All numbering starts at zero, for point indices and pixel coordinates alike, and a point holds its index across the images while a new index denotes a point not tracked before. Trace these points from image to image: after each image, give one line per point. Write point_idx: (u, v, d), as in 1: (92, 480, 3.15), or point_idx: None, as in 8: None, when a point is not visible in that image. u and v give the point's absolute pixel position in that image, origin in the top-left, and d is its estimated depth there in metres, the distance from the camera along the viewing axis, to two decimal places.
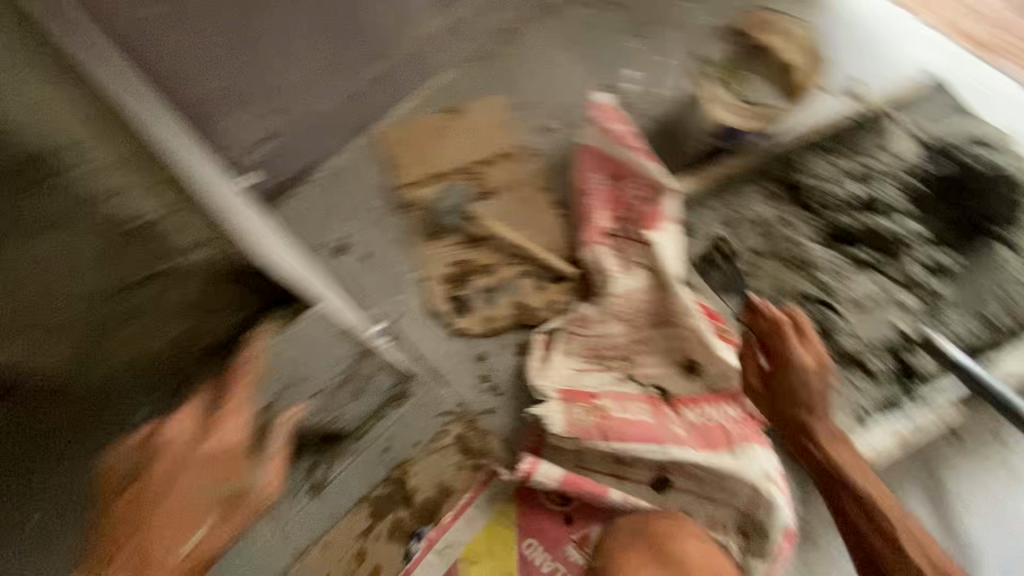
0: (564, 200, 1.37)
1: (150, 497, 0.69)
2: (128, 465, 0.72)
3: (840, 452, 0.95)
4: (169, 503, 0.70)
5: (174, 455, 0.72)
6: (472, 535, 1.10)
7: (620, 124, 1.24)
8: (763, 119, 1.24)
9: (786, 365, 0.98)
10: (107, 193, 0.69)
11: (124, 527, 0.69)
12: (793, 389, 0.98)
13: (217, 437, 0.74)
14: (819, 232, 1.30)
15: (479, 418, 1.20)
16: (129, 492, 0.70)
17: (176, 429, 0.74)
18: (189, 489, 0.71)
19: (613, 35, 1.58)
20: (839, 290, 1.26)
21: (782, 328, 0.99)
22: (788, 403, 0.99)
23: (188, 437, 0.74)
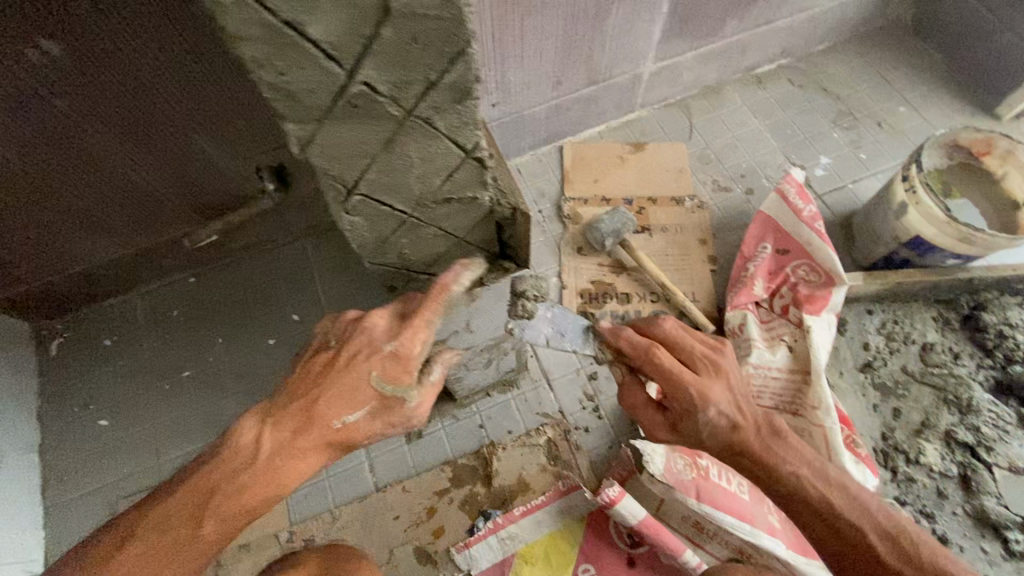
0: (717, 258, 1.39)
1: (330, 372, 0.68)
2: (327, 335, 0.72)
3: (787, 456, 0.81)
4: (345, 386, 0.68)
5: (361, 344, 0.69)
6: (534, 538, 1.10)
7: (807, 203, 1.22)
8: (961, 243, 1.13)
9: (699, 416, 0.76)
10: (407, 36, 0.45)
11: (303, 386, 0.69)
12: (709, 436, 0.78)
13: (399, 342, 0.68)
14: (988, 376, 1.21)
15: (573, 432, 1.21)
16: (319, 357, 0.70)
17: (372, 322, 0.69)
18: (361, 380, 0.68)
19: (813, 119, 1.58)
20: (997, 446, 1.14)
21: (648, 350, 0.78)
22: (710, 448, 0.79)
23: (377, 330, 0.69)
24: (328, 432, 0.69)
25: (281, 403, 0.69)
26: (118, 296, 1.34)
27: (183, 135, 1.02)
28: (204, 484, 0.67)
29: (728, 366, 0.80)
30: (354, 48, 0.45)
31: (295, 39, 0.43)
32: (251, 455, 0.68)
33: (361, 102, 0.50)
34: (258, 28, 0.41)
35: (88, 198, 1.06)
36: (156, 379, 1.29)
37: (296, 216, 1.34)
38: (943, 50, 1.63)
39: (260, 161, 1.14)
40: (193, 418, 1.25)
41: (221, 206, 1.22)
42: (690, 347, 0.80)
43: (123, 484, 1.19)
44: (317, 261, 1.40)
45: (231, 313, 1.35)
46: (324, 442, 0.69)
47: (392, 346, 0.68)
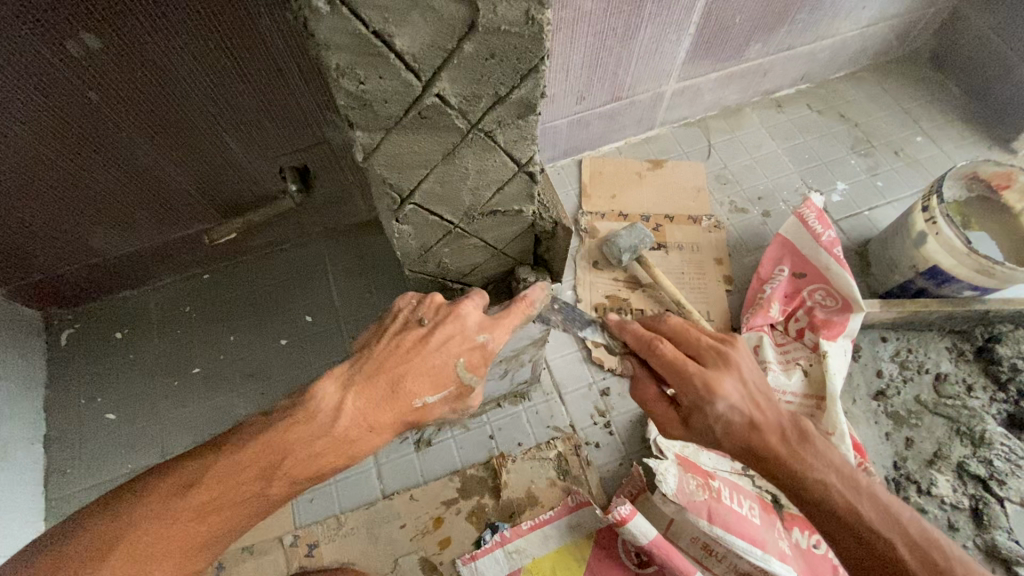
0: (733, 278, 1.40)
1: (419, 351, 0.70)
2: (415, 311, 0.73)
3: (812, 457, 0.76)
4: (433, 369, 0.71)
5: (454, 329, 0.72)
6: (541, 554, 1.09)
7: (826, 229, 1.23)
8: (980, 275, 1.13)
9: (706, 407, 0.73)
10: (486, 55, 0.47)
11: (387, 359, 0.70)
12: (720, 429, 0.74)
13: (491, 335, 0.73)
14: (1001, 409, 1.21)
15: (584, 447, 1.20)
16: (407, 334, 0.71)
17: (468, 310, 0.73)
18: (449, 365, 0.72)
19: (830, 145, 1.59)
20: (1010, 480, 1.13)
21: (653, 341, 0.77)
22: (721, 443, 0.75)
23: (470, 318, 0.73)
24: (404, 410, 0.70)
25: (363, 372, 0.69)
26: (131, 289, 1.34)
27: (213, 134, 1.03)
28: (253, 456, 0.65)
29: (743, 361, 0.77)
30: (435, 60, 0.46)
31: (381, 49, 0.44)
32: (327, 422, 0.67)
33: (432, 113, 0.50)
34: (350, 37, 0.42)
35: (113, 191, 1.07)
36: (165, 374, 1.28)
37: (315, 218, 1.35)
38: (960, 83, 1.65)
39: (283, 162, 1.15)
40: (201, 415, 1.24)
41: (243, 204, 1.22)
42: (702, 343, 0.78)
43: (127, 479, 1.18)
44: (333, 264, 1.40)
45: (245, 311, 1.34)
46: (398, 421, 0.71)
47: (483, 338, 0.73)
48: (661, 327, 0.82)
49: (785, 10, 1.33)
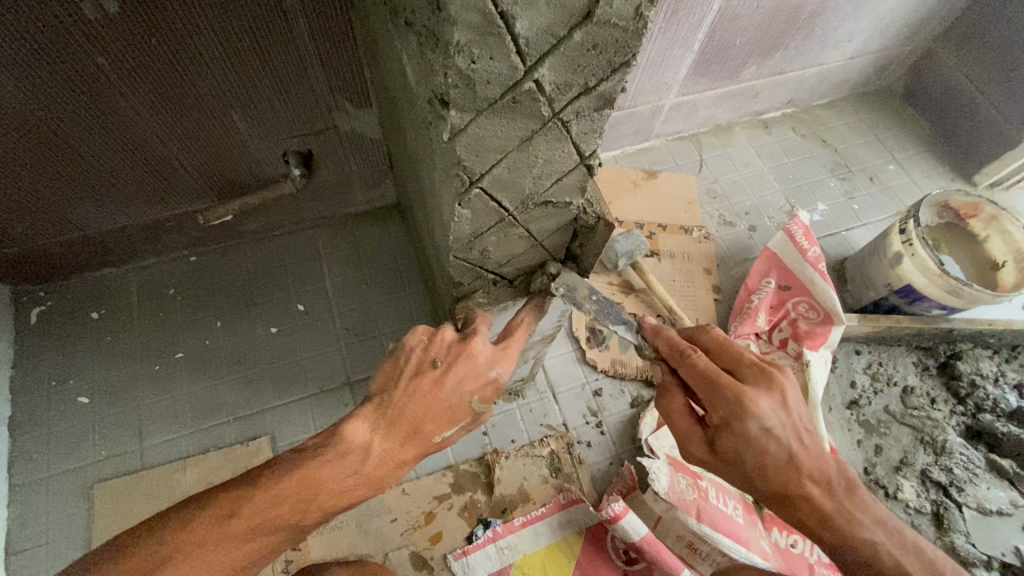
0: (720, 288, 1.45)
1: (438, 394, 0.71)
2: (428, 352, 0.72)
3: (853, 510, 0.76)
4: (454, 405, 0.72)
5: (469, 368, 0.72)
6: (533, 550, 1.10)
7: (813, 245, 1.29)
8: (951, 295, 1.21)
9: (737, 427, 0.72)
10: (588, 47, 0.37)
11: (406, 403, 0.70)
12: (751, 454, 0.73)
13: (503, 368, 0.75)
14: (959, 422, 1.30)
15: (576, 445, 1.22)
16: (424, 377, 0.71)
17: (483, 350, 0.74)
18: (468, 402, 0.73)
19: (812, 168, 1.68)
20: (967, 487, 1.22)
21: (688, 352, 0.78)
22: (752, 470, 0.74)
23: (480, 356, 0.73)
24: (425, 447, 0.72)
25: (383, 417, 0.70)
26: (112, 267, 1.28)
27: (221, 111, 1.00)
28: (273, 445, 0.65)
29: (786, 388, 0.76)
30: (544, 46, 0.36)
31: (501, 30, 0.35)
32: (359, 458, 0.68)
33: (528, 103, 0.40)
34: (477, 14, 0.33)
35: (105, 162, 1.01)
36: (146, 358, 1.22)
37: (311, 204, 1.32)
38: (929, 118, 1.78)
39: (289, 145, 1.14)
40: (183, 403, 1.19)
41: (240, 185, 1.19)
42: (741, 362, 0.78)
43: (100, 467, 1.12)
44: (328, 253, 1.37)
45: (234, 297, 1.30)
46: (419, 456, 0.72)
47: (495, 372, 0.74)
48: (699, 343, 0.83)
49: (781, 36, 1.41)
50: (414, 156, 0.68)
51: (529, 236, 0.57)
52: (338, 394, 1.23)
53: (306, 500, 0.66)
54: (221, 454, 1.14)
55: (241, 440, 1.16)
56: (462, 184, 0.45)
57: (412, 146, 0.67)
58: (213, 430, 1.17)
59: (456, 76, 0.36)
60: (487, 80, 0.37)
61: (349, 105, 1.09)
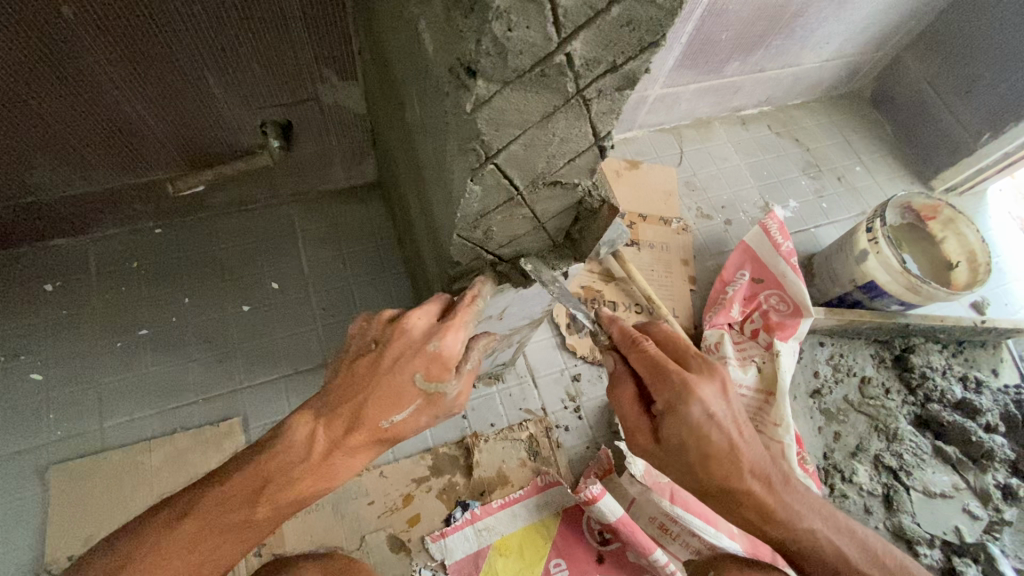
0: (696, 279, 1.49)
1: (376, 378, 0.65)
2: (367, 337, 0.69)
3: (791, 499, 0.84)
4: (395, 387, 0.65)
5: (405, 348, 0.65)
6: (510, 531, 1.11)
7: (786, 240, 1.33)
8: (909, 292, 1.28)
9: (680, 411, 0.74)
10: (624, 24, 0.34)
11: (345, 390, 0.67)
12: (693, 442, 0.75)
13: (436, 342, 0.64)
14: (909, 411, 1.38)
15: (554, 429, 1.23)
16: (364, 362, 0.67)
17: (416, 328, 0.66)
18: (409, 382, 0.65)
19: (785, 165, 1.73)
20: (915, 471, 1.30)
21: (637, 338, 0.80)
22: (694, 458, 0.75)
23: (413, 333, 0.66)
24: (374, 434, 0.67)
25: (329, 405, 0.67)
26: (67, 237, 1.19)
27: (195, 75, 0.94)
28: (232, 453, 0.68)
29: (728, 380, 0.78)
30: (581, 18, 0.33)
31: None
32: (304, 451, 0.67)
33: (557, 77, 0.37)
34: None
35: (66, 124, 0.94)
36: (106, 334, 1.16)
37: (286, 178, 1.27)
38: (894, 123, 1.86)
39: (267, 115, 1.09)
40: (149, 381, 1.13)
41: (213, 154, 1.12)
42: (688, 351, 0.81)
43: (55, 447, 1.06)
44: (304, 230, 1.33)
45: (202, 272, 1.24)
46: (373, 441, 0.68)
47: (434, 344, 0.64)
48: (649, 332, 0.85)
49: (763, 34, 1.44)
50: (411, 132, 0.66)
51: (535, 217, 0.57)
52: (313, 375, 1.19)
53: (257, 489, 0.66)
54: (189, 436, 1.10)
55: (210, 422, 1.12)
56: (478, 160, 0.43)
57: (410, 121, 0.64)
58: (180, 411, 1.12)
59: (489, 42, 0.32)
60: (520, 49, 0.33)
61: (333, 76, 1.05)
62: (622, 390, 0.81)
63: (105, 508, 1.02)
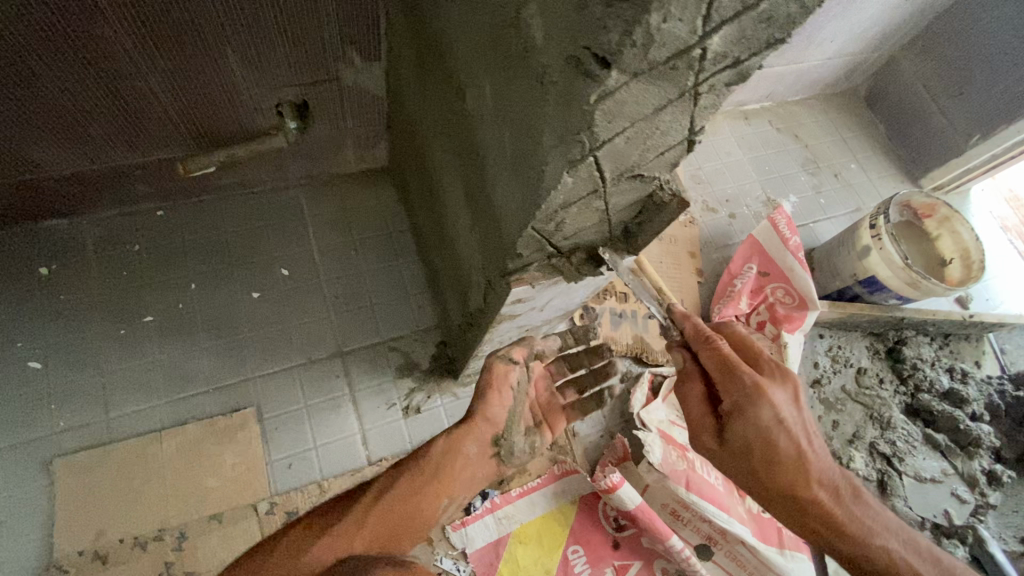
0: (703, 271, 1.51)
1: (445, 471, 0.86)
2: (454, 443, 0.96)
3: (863, 516, 0.83)
4: (446, 488, 0.85)
5: (464, 447, 0.88)
6: (529, 519, 1.12)
7: (794, 235, 1.37)
8: (909, 287, 1.34)
9: (749, 413, 0.79)
10: (761, 21, 0.34)
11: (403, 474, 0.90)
12: (758, 445, 0.80)
13: (479, 448, 0.89)
14: (901, 401, 1.45)
15: (570, 419, 1.24)
16: (436, 443, 0.87)
17: (479, 419, 0.90)
18: (467, 482, 0.88)
19: (785, 161, 1.77)
20: (907, 458, 1.37)
21: (710, 337, 0.85)
22: (758, 460, 0.80)
23: (479, 435, 0.89)
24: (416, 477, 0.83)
25: (406, 480, 0.83)
26: (63, 217, 1.13)
27: (215, 49, 0.89)
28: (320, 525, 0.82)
29: (798, 387, 0.83)
30: (729, 11, 0.32)
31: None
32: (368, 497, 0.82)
33: (683, 70, 0.36)
34: None
35: (76, 98, 0.88)
36: (109, 320, 1.10)
37: (297, 160, 1.22)
38: (887, 122, 1.92)
39: (284, 95, 1.04)
40: (155, 370, 1.09)
41: (225, 135, 1.07)
42: (760, 357, 0.86)
43: (59, 438, 1.01)
44: (314, 214, 1.29)
45: (210, 257, 1.19)
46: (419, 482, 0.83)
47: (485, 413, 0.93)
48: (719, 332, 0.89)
49: None
50: (469, 120, 0.64)
51: (605, 210, 0.56)
52: (327, 364, 1.16)
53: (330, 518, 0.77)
54: (201, 426, 1.06)
55: (222, 412, 1.08)
56: (580, 152, 0.42)
57: (471, 109, 0.62)
58: (189, 401, 1.08)
59: (638, 33, 0.32)
60: (665, 42, 0.33)
61: (356, 56, 1.01)
62: (691, 390, 0.87)
63: (116, 501, 0.99)
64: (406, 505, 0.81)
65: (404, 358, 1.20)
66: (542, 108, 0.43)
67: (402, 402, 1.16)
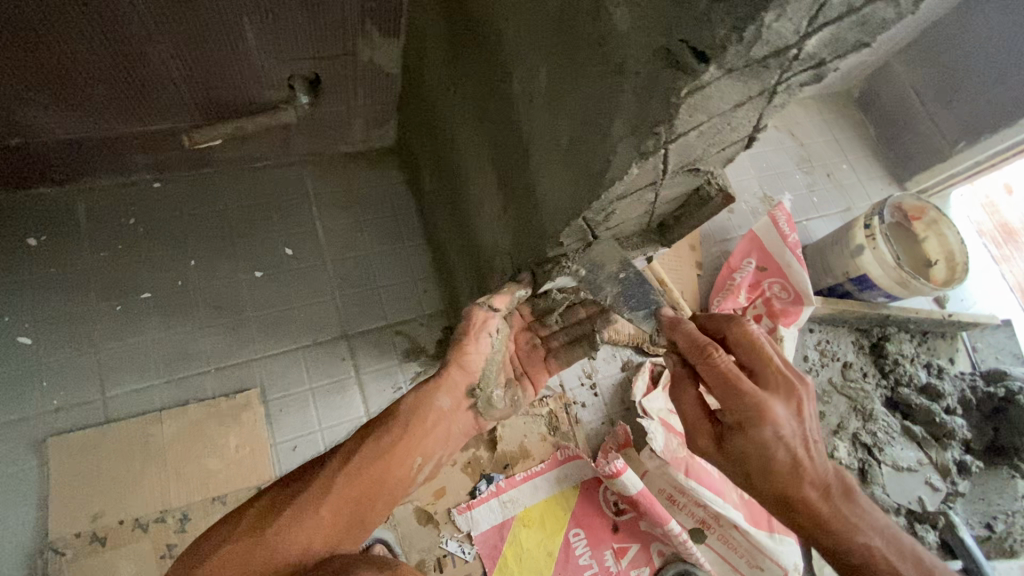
0: (702, 264, 1.54)
1: (417, 426, 0.79)
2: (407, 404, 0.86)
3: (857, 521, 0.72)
4: (418, 445, 0.79)
5: (436, 400, 0.81)
6: (532, 502, 1.14)
7: (793, 232, 1.40)
8: (897, 286, 1.40)
9: (748, 429, 0.67)
10: (856, 25, 0.35)
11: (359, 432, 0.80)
12: (758, 461, 0.68)
13: (453, 400, 0.82)
14: (882, 394, 1.52)
15: (573, 405, 1.25)
16: (403, 401, 0.80)
17: (450, 370, 0.81)
18: (442, 437, 0.82)
19: (782, 159, 1.81)
20: (886, 448, 1.44)
21: (710, 348, 0.68)
22: (749, 471, 0.69)
23: (451, 386, 0.81)
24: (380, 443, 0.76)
25: (373, 445, 0.76)
26: (52, 185, 1.07)
27: (232, 18, 0.86)
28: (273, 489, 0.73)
29: (805, 396, 0.70)
30: (834, 14, 0.33)
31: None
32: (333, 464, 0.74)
33: (773, 70, 0.37)
34: None
35: (79, 61, 0.83)
36: (104, 296, 1.06)
37: (303, 136, 1.18)
38: (877, 125, 1.98)
39: (296, 69, 1.01)
40: (155, 348, 1.05)
41: (229, 107, 1.03)
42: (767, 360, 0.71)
43: (54, 417, 0.97)
44: (318, 192, 1.25)
45: (209, 233, 1.15)
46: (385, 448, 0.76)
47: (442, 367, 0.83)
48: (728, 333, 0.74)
49: None
50: (513, 105, 0.63)
51: (653, 202, 0.56)
52: (332, 346, 1.14)
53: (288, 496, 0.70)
54: (203, 407, 1.03)
55: (224, 393, 1.06)
56: (654, 144, 0.42)
57: (516, 96, 0.62)
58: (190, 381, 1.05)
59: (750, 30, 0.32)
60: (769, 40, 0.33)
61: (374, 33, 0.99)
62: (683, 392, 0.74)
63: (115, 482, 0.96)
64: (377, 470, 0.75)
65: (411, 342, 1.18)
66: (619, 101, 0.43)
67: (407, 385, 1.15)
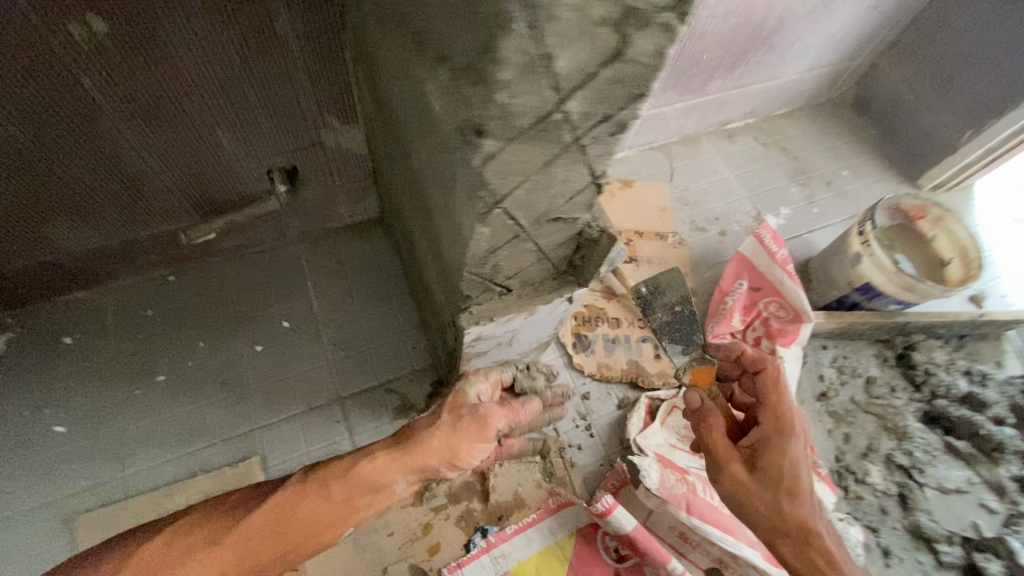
0: (696, 290, 1.52)
1: (358, 501, 0.78)
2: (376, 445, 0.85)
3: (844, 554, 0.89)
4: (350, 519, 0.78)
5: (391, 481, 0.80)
6: (525, 556, 1.11)
7: (781, 247, 1.36)
8: (905, 292, 1.31)
9: (784, 446, 0.86)
10: (606, 83, 0.43)
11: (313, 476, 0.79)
12: (785, 479, 0.86)
13: (406, 486, 0.82)
14: (917, 407, 1.39)
15: (568, 448, 1.25)
16: (361, 465, 0.79)
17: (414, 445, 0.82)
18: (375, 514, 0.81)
19: (775, 175, 1.79)
20: (928, 469, 1.31)
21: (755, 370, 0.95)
22: (783, 486, 0.85)
23: (408, 472, 0.81)
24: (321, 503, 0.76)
25: (314, 502, 0.76)
26: (84, 290, 1.23)
27: (207, 131, 1.00)
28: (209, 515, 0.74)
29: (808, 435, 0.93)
30: (575, 81, 0.42)
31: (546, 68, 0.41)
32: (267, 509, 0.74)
33: None
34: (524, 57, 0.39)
35: (85, 186, 0.99)
36: (125, 382, 1.18)
37: (293, 219, 1.31)
38: (877, 125, 1.91)
39: (274, 162, 1.13)
40: (171, 425, 1.16)
41: (222, 204, 1.17)
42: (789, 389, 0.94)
43: (80, 496, 1.08)
44: (313, 267, 1.36)
45: (216, 315, 1.27)
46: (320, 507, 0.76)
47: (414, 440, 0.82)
48: (761, 366, 0.94)
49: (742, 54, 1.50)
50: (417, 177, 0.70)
51: (539, 252, 0.61)
52: (327, 410, 1.21)
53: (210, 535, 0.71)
54: (210, 478, 1.12)
55: (230, 463, 1.14)
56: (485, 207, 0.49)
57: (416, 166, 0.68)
58: (199, 453, 1.14)
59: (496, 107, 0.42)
60: (523, 110, 0.43)
61: (334, 121, 1.10)
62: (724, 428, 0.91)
63: None
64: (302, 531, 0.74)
65: (401, 399, 1.23)
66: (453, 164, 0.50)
67: None
